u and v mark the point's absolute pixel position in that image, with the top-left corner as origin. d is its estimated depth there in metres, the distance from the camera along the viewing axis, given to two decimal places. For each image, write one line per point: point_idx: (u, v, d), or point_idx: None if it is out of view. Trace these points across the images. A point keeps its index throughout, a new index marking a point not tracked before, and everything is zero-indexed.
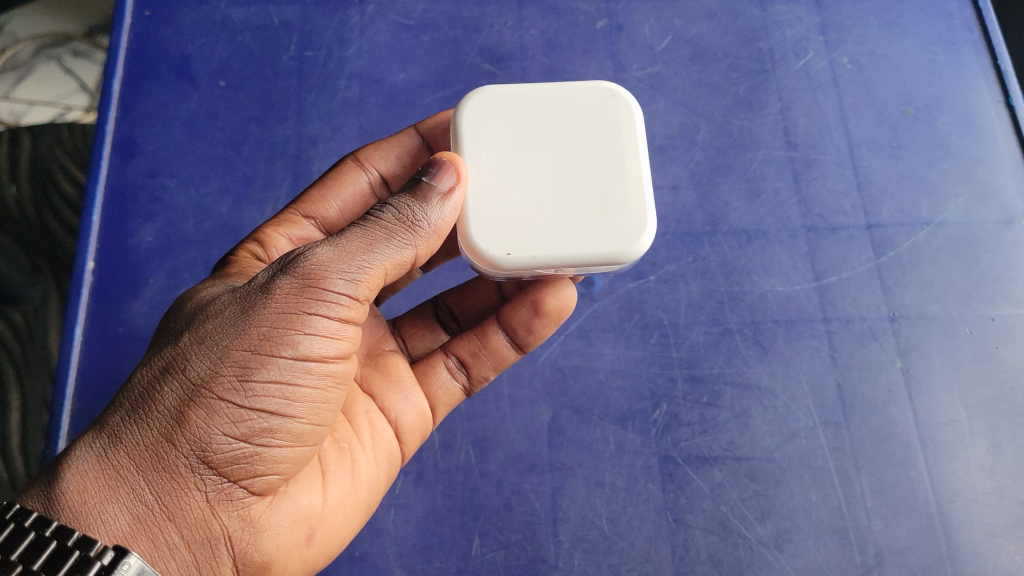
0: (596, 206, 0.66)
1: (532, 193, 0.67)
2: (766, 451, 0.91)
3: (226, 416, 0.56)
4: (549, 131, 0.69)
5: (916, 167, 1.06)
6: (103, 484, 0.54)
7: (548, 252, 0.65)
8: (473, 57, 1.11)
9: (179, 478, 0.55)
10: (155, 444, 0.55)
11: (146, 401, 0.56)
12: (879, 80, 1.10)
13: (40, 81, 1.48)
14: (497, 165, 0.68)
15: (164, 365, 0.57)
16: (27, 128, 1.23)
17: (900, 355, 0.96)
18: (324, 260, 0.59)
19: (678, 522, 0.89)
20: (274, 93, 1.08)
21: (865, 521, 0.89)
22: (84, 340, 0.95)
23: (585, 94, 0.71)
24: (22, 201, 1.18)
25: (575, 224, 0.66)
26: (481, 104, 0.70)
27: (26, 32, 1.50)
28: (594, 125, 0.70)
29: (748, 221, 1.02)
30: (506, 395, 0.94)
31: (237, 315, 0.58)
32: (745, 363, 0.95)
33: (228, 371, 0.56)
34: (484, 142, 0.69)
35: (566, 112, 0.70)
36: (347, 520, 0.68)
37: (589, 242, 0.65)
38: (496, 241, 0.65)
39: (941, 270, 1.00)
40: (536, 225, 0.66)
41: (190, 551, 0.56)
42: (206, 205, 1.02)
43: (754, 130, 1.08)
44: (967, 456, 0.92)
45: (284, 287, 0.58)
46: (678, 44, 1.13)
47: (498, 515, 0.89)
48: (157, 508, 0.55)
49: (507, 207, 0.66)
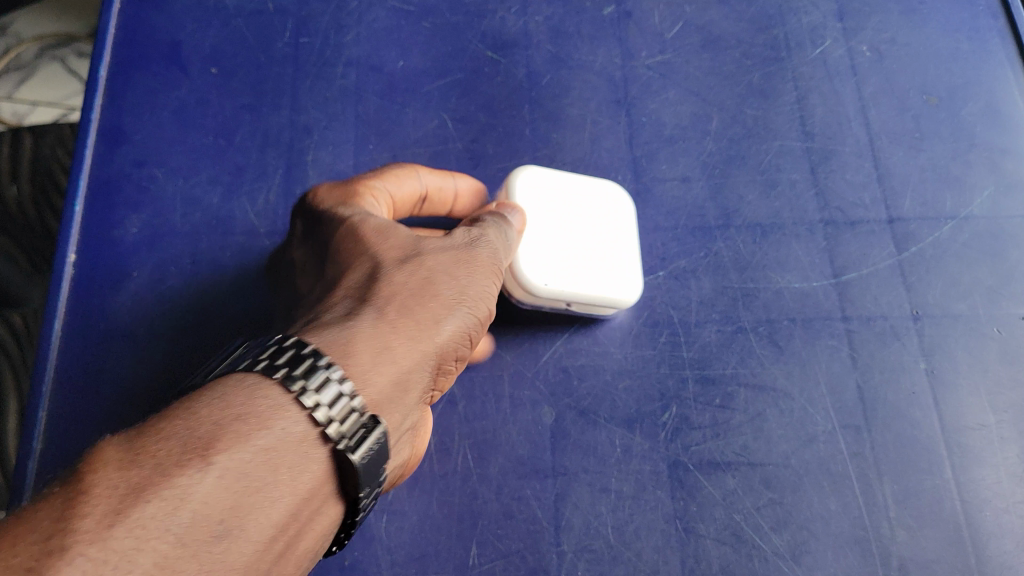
0: (604, 264, 0.87)
1: (564, 246, 0.86)
2: (782, 456, 0.87)
3: (458, 332, 0.66)
4: (576, 207, 0.89)
5: (940, 158, 1.01)
6: (381, 355, 0.59)
7: (570, 289, 0.84)
8: (476, 44, 1.06)
9: (424, 367, 0.63)
10: (416, 334, 0.63)
11: (408, 301, 0.64)
12: (900, 68, 1.05)
13: (43, 82, 1.62)
14: (543, 223, 0.86)
15: (414, 277, 0.66)
16: (29, 128, 1.17)
17: (924, 355, 0.91)
18: (499, 238, 0.75)
19: (688, 532, 0.84)
20: (268, 80, 1.03)
21: (888, 531, 0.84)
22: (64, 335, 0.90)
23: (607, 190, 0.92)
24: (23, 203, 1.14)
25: (590, 272, 0.85)
26: (533, 176, 0.88)
27: (30, 34, 1.62)
28: (603, 203, 0.91)
29: (762, 215, 0.97)
30: (507, 396, 0.89)
31: (462, 257, 0.70)
32: (759, 363, 0.90)
33: (465, 298, 0.67)
34: (530, 201, 0.87)
35: (592, 198, 0.90)
36: (425, 437, 0.76)
37: (599, 287, 0.85)
38: (535, 270, 0.83)
39: (967, 266, 0.95)
40: (564, 267, 0.85)
41: (403, 433, 0.63)
42: (195, 195, 0.97)
43: (769, 120, 1.03)
44: (996, 463, 0.87)
45: (487, 250, 0.72)
46: (689, 31, 1.08)
47: (496, 522, 0.84)
48: (408, 387, 0.61)
49: (542, 249, 0.84)
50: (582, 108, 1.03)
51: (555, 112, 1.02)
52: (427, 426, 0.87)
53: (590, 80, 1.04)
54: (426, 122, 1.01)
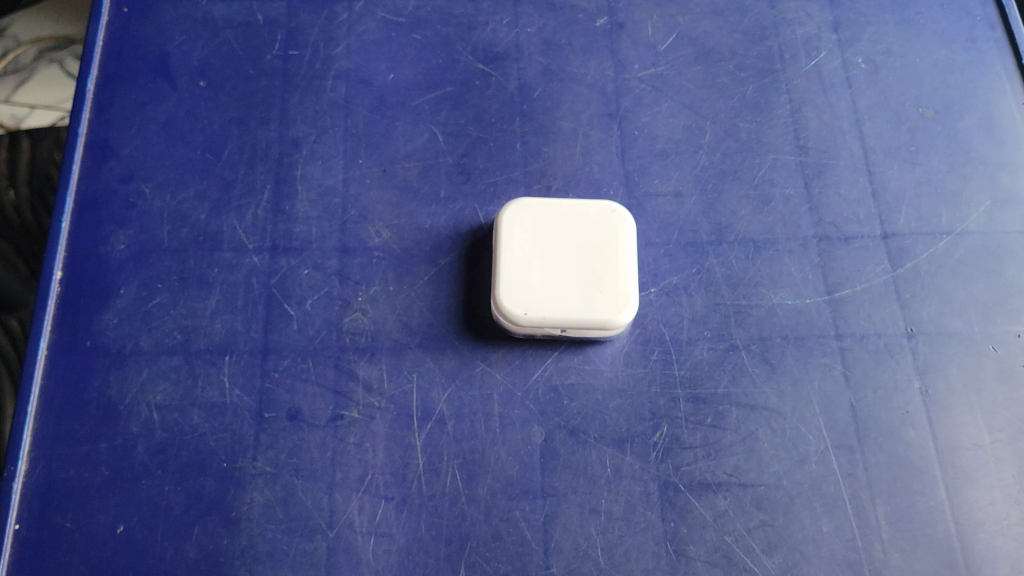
0: (593, 286, 0.87)
1: (547, 275, 0.87)
2: (774, 477, 0.86)
3: None
4: (561, 233, 0.89)
5: (936, 173, 1.00)
6: None
7: (554, 315, 0.86)
8: (467, 56, 1.05)
9: None
10: None
11: None
12: (896, 81, 1.04)
13: (41, 85, 1.61)
14: (525, 255, 0.88)
15: None
16: (27, 133, 1.23)
17: (919, 374, 0.90)
18: None
19: (679, 554, 0.83)
20: (256, 93, 1.02)
21: (881, 554, 0.83)
22: (50, 354, 0.89)
23: (596, 209, 0.91)
24: (20, 206, 1.19)
25: (576, 298, 0.86)
26: (515, 211, 0.90)
27: (28, 36, 1.62)
28: (601, 221, 0.90)
29: (755, 230, 0.96)
30: (496, 416, 0.87)
31: None
32: (751, 381, 0.89)
33: None
34: (512, 237, 0.89)
35: (579, 220, 0.90)
36: None
37: (584, 311, 0.86)
38: (517, 305, 0.86)
39: (962, 282, 0.94)
40: (548, 294, 0.86)
41: None
42: (182, 211, 0.96)
43: (762, 133, 1.02)
44: (991, 485, 0.86)
45: None
46: (683, 43, 1.07)
47: (485, 544, 0.83)
48: None
49: (526, 279, 0.87)
50: (573, 121, 1.02)
51: (547, 126, 1.01)
52: (416, 446, 0.86)
53: (582, 93, 1.03)
54: (415, 136, 1.01)
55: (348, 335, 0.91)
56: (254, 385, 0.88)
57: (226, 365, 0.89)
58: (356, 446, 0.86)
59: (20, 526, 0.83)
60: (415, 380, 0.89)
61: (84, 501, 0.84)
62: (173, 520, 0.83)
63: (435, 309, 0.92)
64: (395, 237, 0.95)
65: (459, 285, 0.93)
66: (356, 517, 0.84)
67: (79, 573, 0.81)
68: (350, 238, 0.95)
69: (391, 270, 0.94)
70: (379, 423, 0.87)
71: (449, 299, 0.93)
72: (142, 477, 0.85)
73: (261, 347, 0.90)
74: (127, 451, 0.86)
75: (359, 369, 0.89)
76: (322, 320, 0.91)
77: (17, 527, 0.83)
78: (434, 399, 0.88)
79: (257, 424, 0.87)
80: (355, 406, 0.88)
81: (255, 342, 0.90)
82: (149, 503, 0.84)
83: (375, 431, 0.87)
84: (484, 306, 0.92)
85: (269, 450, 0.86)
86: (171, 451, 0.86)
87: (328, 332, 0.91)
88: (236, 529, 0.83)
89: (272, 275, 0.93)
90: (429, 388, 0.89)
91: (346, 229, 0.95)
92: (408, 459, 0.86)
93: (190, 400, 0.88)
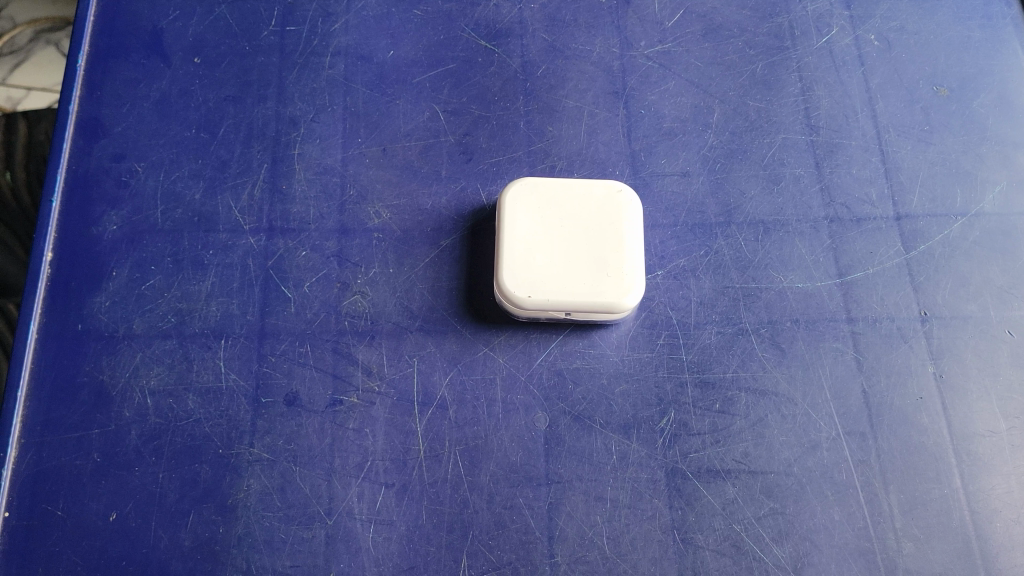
0: (599, 268, 0.85)
1: (551, 257, 0.85)
2: (785, 464, 0.84)
3: None
4: (566, 213, 0.87)
5: (950, 153, 0.97)
6: None
7: (559, 298, 0.83)
8: (469, 33, 1.02)
9: None
10: None
11: None
12: (909, 58, 1.02)
13: (36, 67, 1.58)
14: (529, 236, 0.86)
15: None
16: (24, 115, 1.22)
17: (933, 359, 0.88)
18: None
19: (686, 543, 0.81)
20: (253, 70, 0.99)
21: (894, 544, 0.81)
22: (40, 338, 0.87)
23: (601, 190, 0.88)
24: (17, 186, 1.18)
25: (581, 280, 0.84)
26: (520, 191, 0.88)
27: (24, 17, 1.59)
28: (607, 202, 0.88)
29: (764, 212, 0.94)
30: (499, 401, 0.85)
31: None
32: (761, 366, 0.87)
33: None
34: (517, 216, 0.86)
35: (585, 201, 0.88)
36: None
37: (590, 294, 0.83)
38: (521, 287, 0.84)
39: (978, 266, 0.92)
40: (552, 276, 0.84)
41: None
42: (175, 190, 0.94)
43: (773, 112, 0.99)
44: (1007, 472, 0.84)
45: None
46: (691, 20, 1.04)
47: (488, 533, 0.81)
48: None
49: (530, 261, 0.85)
50: (579, 99, 0.99)
51: (551, 104, 0.99)
52: (416, 432, 0.84)
53: (587, 71, 1.01)
54: (416, 114, 0.98)
55: (348, 318, 0.88)
56: (250, 369, 0.86)
57: (221, 348, 0.87)
58: (355, 432, 0.84)
59: (10, 514, 0.81)
60: (415, 365, 0.87)
61: (75, 487, 0.82)
62: (167, 508, 0.81)
63: (436, 291, 0.90)
64: (395, 218, 0.93)
65: (460, 267, 0.91)
66: (355, 505, 0.82)
67: (70, 562, 0.79)
68: (349, 219, 0.92)
69: (392, 252, 0.91)
70: (380, 409, 0.85)
71: (450, 282, 0.90)
72: (136, 464, 0.83)
73: (257, 330, 0.88)
74: (120, 437, 0.84)
75: (358, 353, 0.87)
76: (321, 303, 0.89)
77: (7, 514, 0.81)
78: (436, 383, 0.86)
79: (253, 410, 0.85)
80: (354, 391, 0.85)
81: (251, 325, 0.88)
82: (142, 491, 0.82)
83: (376, 417, 0.85)
84: (486, 289, 0.90)
85: (265, 436, 0.84)
86: (165, 437, 0.84)
87: (326, 315, 0.88)
88: (231, 517, 0.81)
89: (269, 257, 0.91)
90: (430, 372, 0.86)
91: (346, 209, 0.93)
92: (409, 446, 0.84)
93: (184, 385, 0.85)
